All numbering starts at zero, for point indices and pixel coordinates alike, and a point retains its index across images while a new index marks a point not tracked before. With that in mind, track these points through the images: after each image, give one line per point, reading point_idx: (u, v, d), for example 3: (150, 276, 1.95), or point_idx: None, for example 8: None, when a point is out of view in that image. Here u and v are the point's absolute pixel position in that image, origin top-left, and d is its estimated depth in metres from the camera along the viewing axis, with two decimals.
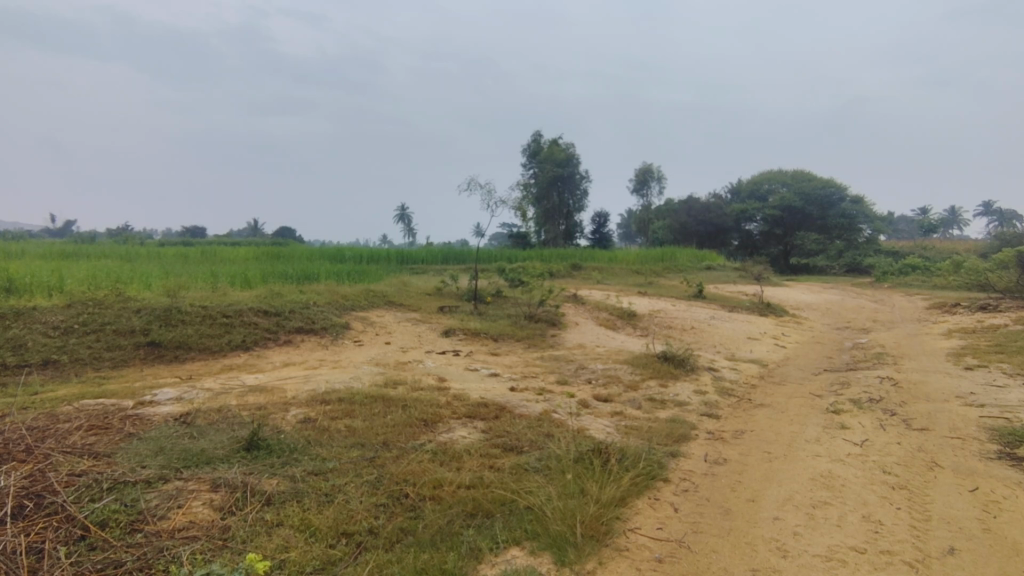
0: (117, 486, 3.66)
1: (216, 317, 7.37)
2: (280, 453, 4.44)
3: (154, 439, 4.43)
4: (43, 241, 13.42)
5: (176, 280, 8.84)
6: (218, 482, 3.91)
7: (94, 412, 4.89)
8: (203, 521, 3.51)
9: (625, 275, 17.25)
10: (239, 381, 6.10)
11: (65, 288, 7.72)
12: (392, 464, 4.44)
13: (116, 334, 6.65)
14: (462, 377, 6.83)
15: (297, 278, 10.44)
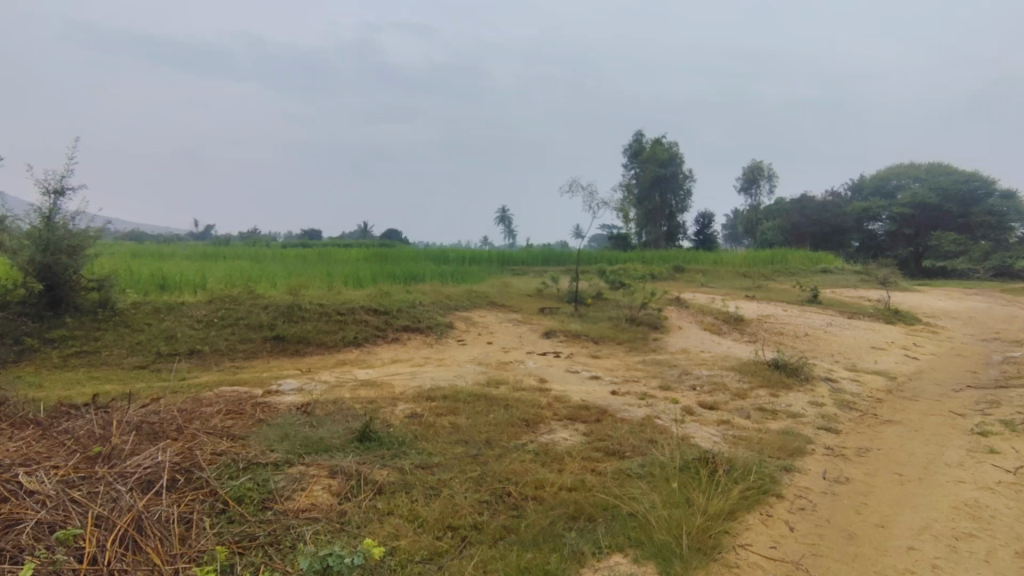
0: (251, 467, 4.03)
1: (332, 314, 7.89)
2: (391, 445, 4.67)
3: (281, 425, 4.82)
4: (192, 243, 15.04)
5: (299, 279, 9.56)
6: (336, 469, 4.19)
7: (230, 398, 5.40)
8: (323, 504, 3.77)
9: (731, 278, 16.45)
10: (352, 375, 6.50)
11: (207, 285, 8.60)
12: (495, 462, 4.53)
13: (247, 328, 7.32)
14: (563, 379, 6.83)
15: (403, 278, 10.96)
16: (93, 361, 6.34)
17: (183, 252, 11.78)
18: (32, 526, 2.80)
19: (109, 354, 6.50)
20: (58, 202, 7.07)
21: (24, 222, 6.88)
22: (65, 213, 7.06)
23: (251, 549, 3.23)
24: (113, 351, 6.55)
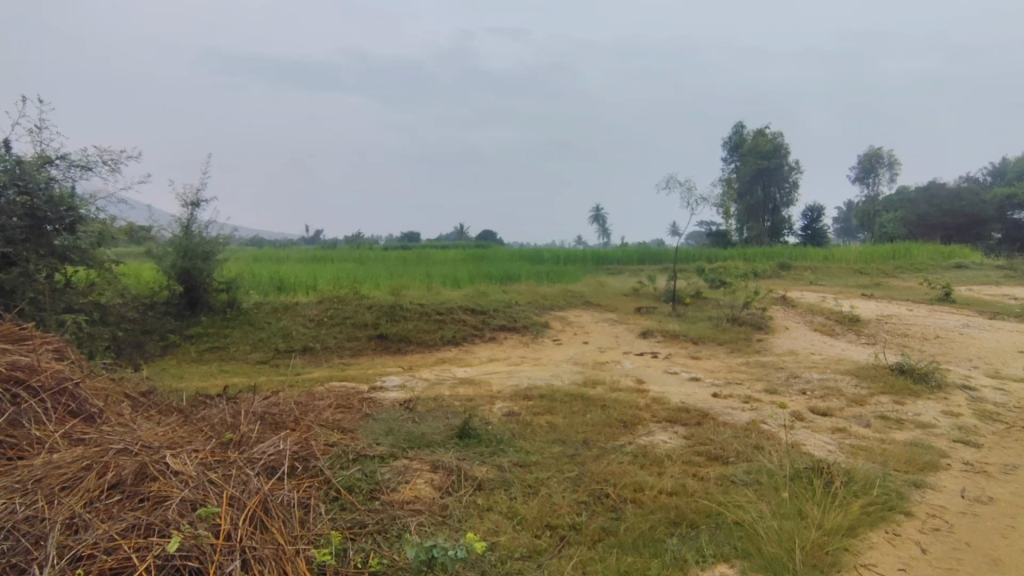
0: (360, 458, 4.27)
1: (432, 314, 8.19)
2: (489, 443, 4.76)
3: (386, 420, 5.06)
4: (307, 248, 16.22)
5: (401, 280, 10.01)
6: (437, 464, 4.33)
7: (340, 393, 5.75)
8: (426, 497, 3.91)
9: (846, 275, 15.25)
10: (451, 373, 6.71)
11: (318, 286, 9.21)
12: (592, 463, 4.49)
13: (354, 327, 7.76)
14: (662, 380, 6.64)
15: (499, 278, 11.14)
16: (223, 357, 6.99)
17: (298, 256, 12.71)
18: (177, 502, 3.12)
19: (236, 349, 7.13)
20: (194, 212, 7.87)
21: (167, 231, 7.71)
22: (200, 222, 7.86)
23: (361, 535, 3.42)
24: (239, 347, 7.19)
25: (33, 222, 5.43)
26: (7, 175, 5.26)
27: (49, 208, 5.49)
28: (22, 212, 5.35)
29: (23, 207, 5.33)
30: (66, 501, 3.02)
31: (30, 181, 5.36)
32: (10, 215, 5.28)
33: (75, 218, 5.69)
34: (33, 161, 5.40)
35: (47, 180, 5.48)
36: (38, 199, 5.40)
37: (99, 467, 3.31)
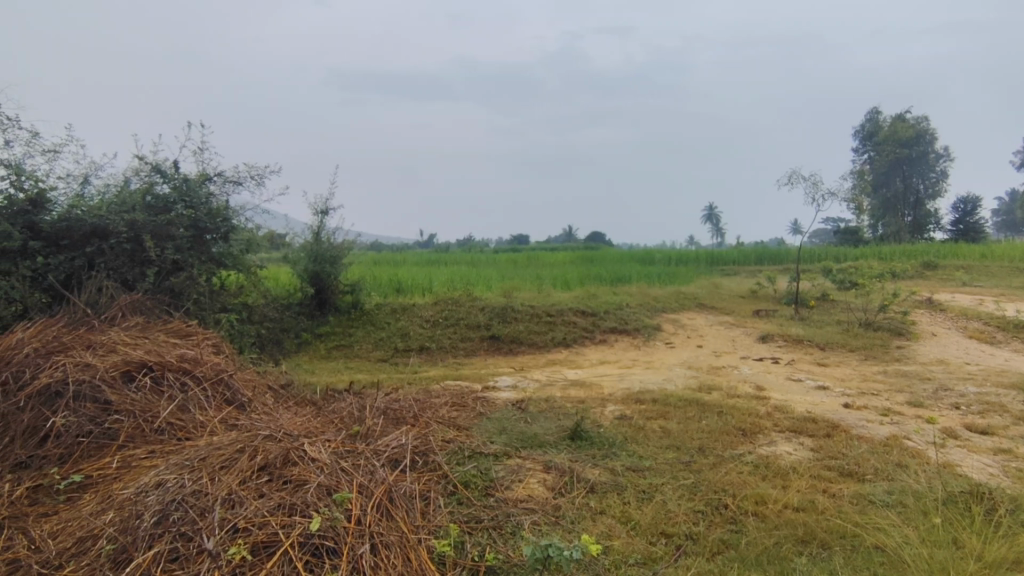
0: (475, 455, 4.41)
1: (542, 315, 8.32)
2: (601, 445, 4.73)
3: (499, 419, 5.19)
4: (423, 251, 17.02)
5: (511, 282, 10.22)
6: (550, 464, 4.37)
7: (456, 392, 5.97)
8: (539, 496, 3.96)
9: (1008, 275, 13.41)
10: (561, 375, 6.73)
11: (434, 288, 9.65)
12: (709, 471, 4.30)
13: (468, 328, 8.04)
14: (785, 387, 6.23)
15: (608, 280, 11.02)
16: (349, 354, 7.52)
17: (415, 260, 13.39)
18: (315, 487, 3.40)
19: (360, 348, 7.65)
20: (324, 220, 8.55)
21: (301, 238, 8.45)
22: (329, 229, 8.53)
23: (478, 530, 3.53)
24: (363, 345, 7.70)
25: (196, 231, 6.16)
26: (177, 192, 6.07)
27: (209, 219, 6.23)
28: (188, 224, 6.09)
29: (188, 219, 6.07)
30: (224, 479, 3.39)
31: (194, 197, 6.14)
32: (179, 227, 6.01)
33: (228, 227, 6.40)
34: (196, 179, 6.18)
35: (208, 195, 6.25)
36: (200, 211, 6.16)
37: (249, 451, 3.68)
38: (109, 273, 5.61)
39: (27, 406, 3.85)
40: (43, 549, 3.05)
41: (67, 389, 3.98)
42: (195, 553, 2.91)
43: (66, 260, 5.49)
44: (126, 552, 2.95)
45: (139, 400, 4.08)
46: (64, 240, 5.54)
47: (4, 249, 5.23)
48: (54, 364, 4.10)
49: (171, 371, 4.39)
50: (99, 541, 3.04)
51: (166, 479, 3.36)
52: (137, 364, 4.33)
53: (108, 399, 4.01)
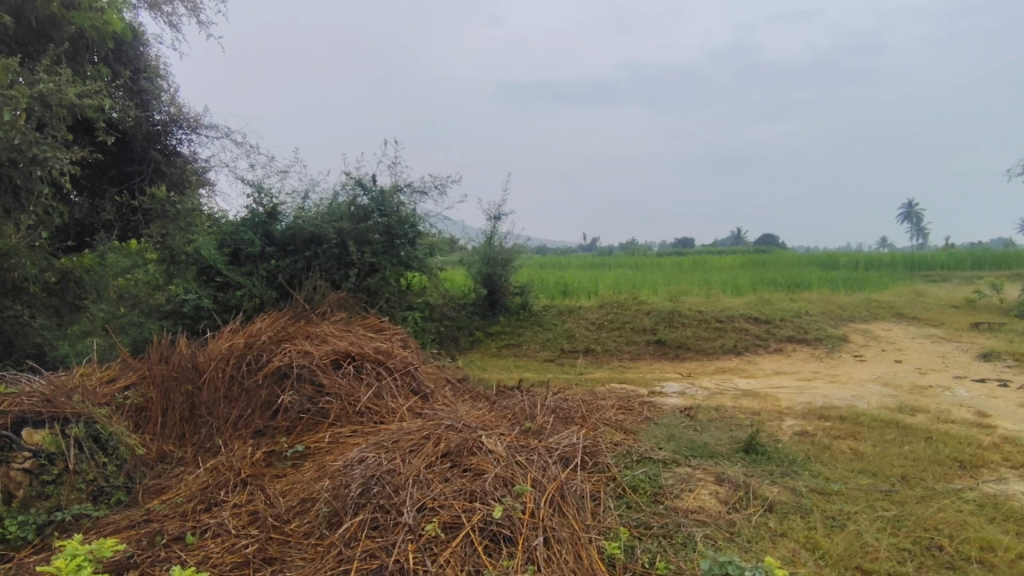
0: (643, 460, 4.37)
1: (712, 321, 8.05)
2: (780, 462, 4.40)
3: (667, 425, 5.07)
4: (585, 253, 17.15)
5: (678, 286, 9.91)
6: (723, 477, 4.18)
7: (622, 395, 5.96)
8: (712, 509, 3.81)
9: None
10: (733, 384, 6.37)
11: (599, 291, 9.74)
12: (917, 506, 3.79)
13: (633, 332, 8.02)
14: (1017, 416, 5.26)
15: (786, 285, 10.20)
16: (517, 353, 7.87)
17: (579, 262, 13.60)
18: (492, 476, 3.62)
19: (528, 347, 7.97)
20: (496, 225, 9.03)
21: (475, 242, 8.98)
22: (501, 234, 9.00)
23: (648, 536, 3.49)
24: (531, 345, 8.02)
25: (389, 237, 6.86)
26: (373, 202, 6.80)
27: (400, 226, 6.90)
28: (383, 230, 6.79)
29: (383, 226, 6.76)
30: (414, 461, 3.75)
31: (388, 206, 6.83)
32: (375, 233, 6.74)
33: (416, 233, 7.01)
34: (389, 190, 6.86)
35: (399, 204, 6.90)
36: (393, 219, 6.83)
37: (434, 437, 4.03)
38: (322, 274, 6.49)
39: (263, 383, 4.61)
40: (276, 505, 3.64)
41: (291, 371, 4.70)
42: (392, 524, 3.27)
43: (290, 263, 6.44)
44: (338, 515, 3.40)
45: (344, 385, 4.69)
46: (290, 245, 6.50)
47: (248, 253, 6.31)
48: (283, 350, 4.86)
49: (369, 361, 4.98)
50: (317, 503, 3.54)
51: (367, 456, 3.81)
52: (343, 353, 4.96)
53: (321, 382, 4.66)
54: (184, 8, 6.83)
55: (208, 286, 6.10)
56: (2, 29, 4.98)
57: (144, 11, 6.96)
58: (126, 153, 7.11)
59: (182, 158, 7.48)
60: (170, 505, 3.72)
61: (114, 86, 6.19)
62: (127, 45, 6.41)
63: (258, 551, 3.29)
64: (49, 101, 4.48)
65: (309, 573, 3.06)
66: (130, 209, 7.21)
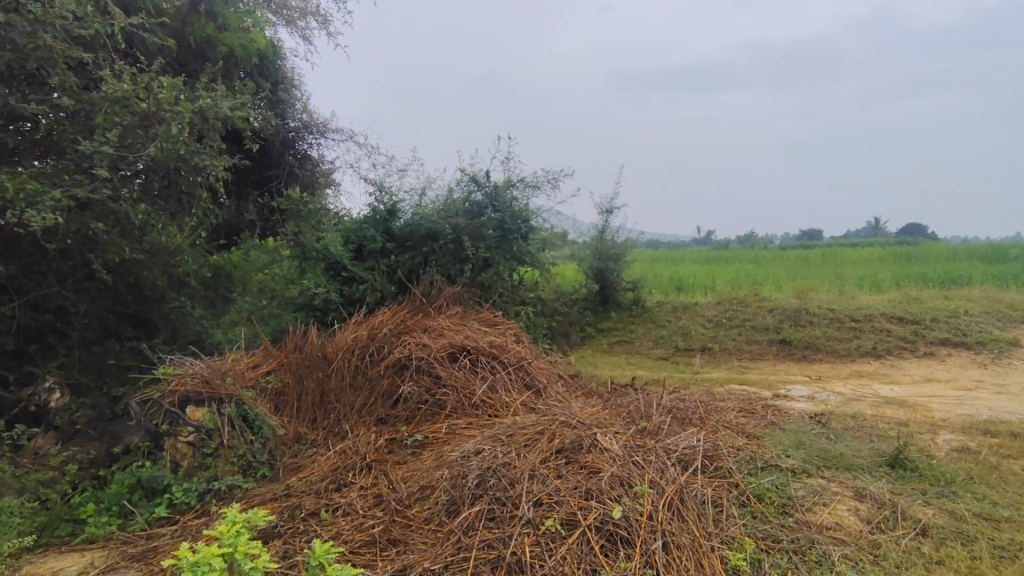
0: (769, 467, 4.07)
1: (845, 320, 7.39)
2: (933, 481, 3.93)
3: (795, 431, 4.70)
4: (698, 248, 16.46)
5: (805, 282, 9.19)
6: (864, 493, 3.79)
7: (742, 397, 5.61)
8: (852, 527, 3.47)
9: None
10: (872, 390, 5.78)
11: (716, 287, 9.28)
12: None
13: (754, 330, 7.55)
14: None
15: (936, 281, 9.11)
16: (629, 349, 7.71)
17: (693, 257, 13.05)
18: (608, 475, 3.54)
19: (640, 344, 7.77)
20: (608, 219, 8.89)
21: (586, 237, 8.90)
22: (613, 228, 8.85)
23: (777, 550, 3.25)
24: (643, 342, 7.81)
25: (503, 233, 6.97)
26: (487, 198, 6.93)
27: (512, 221, 6.98)
28: (496, 226, 6.91)
29: (497, 222, 6.88)
30: (529, 455, 3.77)
31: (501, 202, 6.93)
32: (489, 228, 6.87)
33: (528, 228, 7.08)
34: (503, 186, 6.96)
35: (511, 200, 6.98)
36: (506, 215, 6.92)
37: (548, 433, 4.02)
38: (438, 269, 6.71)
39: (385, 373, 4.86)
40: (398, 490, 3.82)
41: (411, 363, 4.91)
42: (508, 517, 3.31)
43: (409, 258, 6.73)
44: (456, 504, 3.50)
45: (460, 377, 4.85)
46: (409, 241, 6.78)
47: (371, 250, 6.66)
48: (403, 343, 5.09)
49: (483, 355, 5.10)
50: (436, 491, 3.67)
51: (483, 448, 3.88)
52: (459, 346, 5.11)
53: (439, 374, 4.84)
54: (316, 22, 7.36)
55: (336, 280, 6.52)
56: (168, 54, 5.63)
57: (282, 27, 7.59)
58: (266, 159, 7.81)
59: (312, 162, 8.09)
60: (306, 482, 4.02)
61: (257, 97, 6.81)
62: (268, 59, 7.01)
63: (383, 532, 3.48)
64: (207, 114, 5.00)
65: (430, 557, 3.18)
66: (270, 210, 7.90)
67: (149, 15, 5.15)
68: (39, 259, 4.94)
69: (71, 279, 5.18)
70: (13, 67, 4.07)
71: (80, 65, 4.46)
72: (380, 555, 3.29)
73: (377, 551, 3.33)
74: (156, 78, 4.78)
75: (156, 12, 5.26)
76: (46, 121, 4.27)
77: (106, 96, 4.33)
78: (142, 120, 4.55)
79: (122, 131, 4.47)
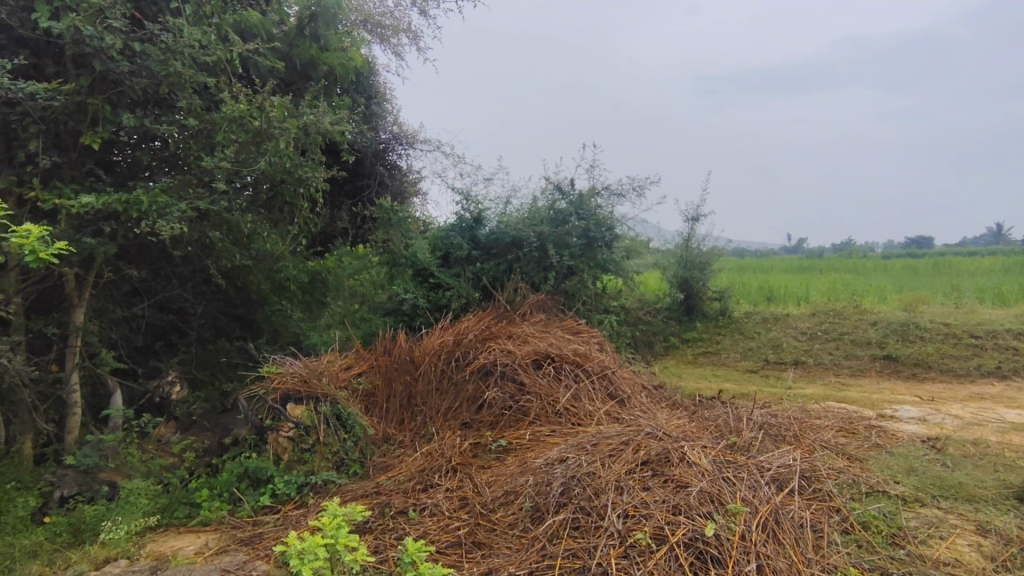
0: (874, 492, 3.79)
1: (962, 337, 6.78)
2: None
3: (904, 456, 4.35)
4: (791, 256, 15.59)
5: (914, 294, 8.49)
6: (987, 527, 3.45)
7: (842, 415, 5.26)
8: (974, 565, 3.16)
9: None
10: (996, 414, 5.24)
11: (811, 298, 8.76)
12: None
13: (854, 344, 7.07)
14: None
15: None
16: (715, 361, 7.42)
17: (783, 265, 12.38)
18: (697, 491, 3.42)
19: (727, 356, 7.47)
20: (694, 226, 8.64)
21: (670, 244, 8.71)
22: (698, 236, 8.61)
23: None
24: (730, 354, 7.51)
25: (587, 241, 6.93)
26: (572, 206, 6.93)
27: (596, 229, 6.94)
28: (581, 233, 6.89)
29: (581, 229, 6.86)
30: (614, 466, 3.71)
31: (585, 210, 6.91)
32: (573, 236, 6.86)
33: (612, 236, 7.02)
34: (587, 193, 6.95)
35: (596, 208, 6.95)
36: (591, 223, 6.88)
37: (634, 444, 3.94)
38: (523, 276, 6.76)
39: (470, 378, 4.96)
40: (483, 494, 3.88)
41: (496, 369, 4.99)
42: (594, 527, 3.28)
43: (494, 265, 6.83)
44: (540, 511, 3.51)
45: (543, 385, 4.86)
46: (494, 249, 6.89)
47: (457, 257, 6.84)
48: (488, 349, 5.16)
49: (567, 363, 5.09)
50: (520, 497, 3.70)
51: (567, 456, 3.86)
52: (543, 354, 5.13)
53: (523, 380, 4.88)
54: (409, 38, 7.69)
55: (423, 286, 6.74)
56: (278, 75, 6.07)
57: (377, 45, 7.98)
58: (359, 170, 8.21)
59: (401, 172, 8.46)
60: (395, 481, 4.17)
61: (354, 112, 7.18)
62: (364, 76, 7.39)
63: (469, 535, 3.54)
64: (310, 129, 5.34)
65: (515, 562, 3.21)
66: (362, 218, 8.30)
67: (262, 40, 5.59)
68: (165, 265, 5.45)
69: (191, 282, 5.74)
70: (148, 92, 4.54)
71: (203, 89, 4.89)
72: (466, 557, 3.35)
73: (463, 552, 3.40)
74: (268, 97, 5.15)
75: (267, 37, 5.69)
76: (173, 139, 4.69)
77: (225, 116, 4.70)
78: (254, 137, 4.95)
79: (237, 148, 4.88)
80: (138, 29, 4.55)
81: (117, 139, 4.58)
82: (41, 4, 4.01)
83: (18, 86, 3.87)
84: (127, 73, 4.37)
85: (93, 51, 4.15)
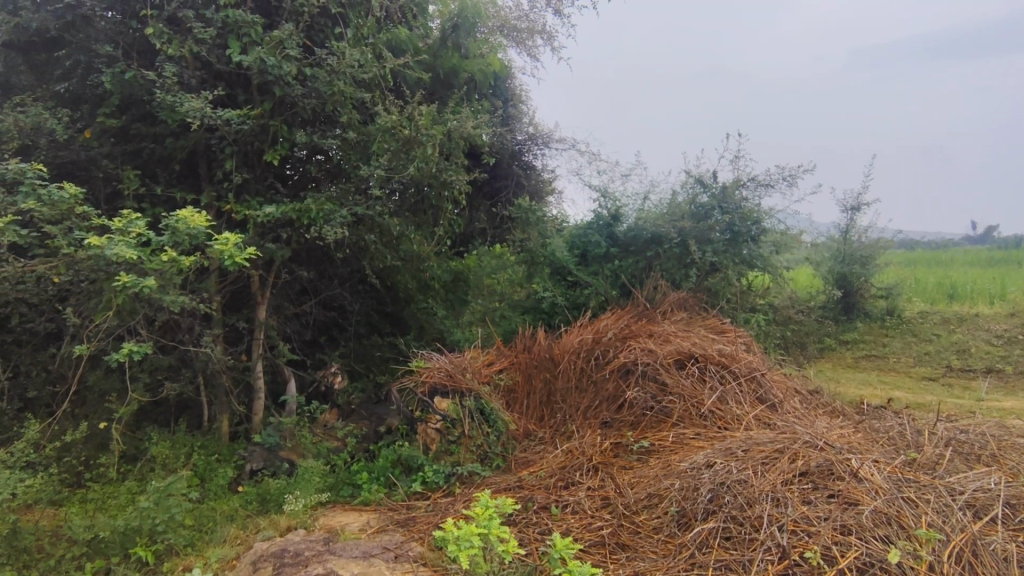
0: None
1: None
2: None
3: None
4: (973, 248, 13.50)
5: None
6: None
7: None
8: None
9: None
10: None
11: (1007, 295, 7.51)
12: None
13: None
14: None
15: None
16: (883, 365, 6.62)
17: (965, 258, 10.76)
18: (871, 510, 3.07)
19: (896, 360, 6.65)
20: (855, 216, 7.82)
21: (826, 237, 7.97)
22: (859, 228, 7.82)
23: None
24: (901, 358, 6.68)
25: (731, 235, 6.56)
26: (715, 200, 6.56)
27: (742, 223, 6.52)
28: (726, 228, 6.53)
29: (726, 224, 6.50)
30: (768, 475, 3.44)
31: (729, 203, 6.51)
32: (717, 231, 6.52)
33: (759, 230, 6.56)
34: (732, 185, 6.52)
35: (742, 200, 6.52)
36: (736, 216, 6.48)
37: (791, 453, 3.62)
38: (662, 274, 6.53)
39: (610, 377, 4.89)
40: (625, 495, 3.80)
41: (636, 368, 4.86)
42: (748, 541, 3.07)
43: (632, 263, 6.67)
44: (687, 518, 3.36)
45: (687, 386, 4.67)
46: (632, 246, 6.73)
47: (595, 255, 6.79)
48: (627, 347, 5.05)
49: (712, 364, 4.83)
50: (665, 501, 3.57)
51: (716, 462, 3.65)
52: (686, 354, 4.92)
53: (664, 381, 4.73)
54: (544, 39, 7.78)
55: (562, 284, 6.80)
56: (425, 86, 6.44)
57: (513, 49, 8.17)
58: (497, 171, 8.45)
59: (536, 171, 8.61)
60: (536, 477, 4.24)
61: (493, 116, 7.42)
62: (501, 79, 7.62)
63: (612, 535, 3.49)
64: (453, 135, 5.62)
65: (662, 568, 3.10)
66: (499, 218, 8.47)
67: (410, 54, 5.98)
68: (329, 266, 6.01)
69: (349, 282, 6.31)
70: (316, 111, 5.04)
71: (361, 104, 5.33)
72: (611, 558, 3.30)
73: (608, 553, 3.35)
74: (417, 108, 5.51)
75: (414, 51, 6.07)
76: (336, 152, 5.15)
77: (380, 127, 5.14)
78: (404, 145, 5.30)
79: (390, 156, 5.26)
80: (309, 55, 5.07)
81: (291, 155, 5.15)
82: (234, 40, 4.62)
83: (217, 114, 4.51)
84: (300, 95, 4.89)
85: (274, 78, 4.70)
